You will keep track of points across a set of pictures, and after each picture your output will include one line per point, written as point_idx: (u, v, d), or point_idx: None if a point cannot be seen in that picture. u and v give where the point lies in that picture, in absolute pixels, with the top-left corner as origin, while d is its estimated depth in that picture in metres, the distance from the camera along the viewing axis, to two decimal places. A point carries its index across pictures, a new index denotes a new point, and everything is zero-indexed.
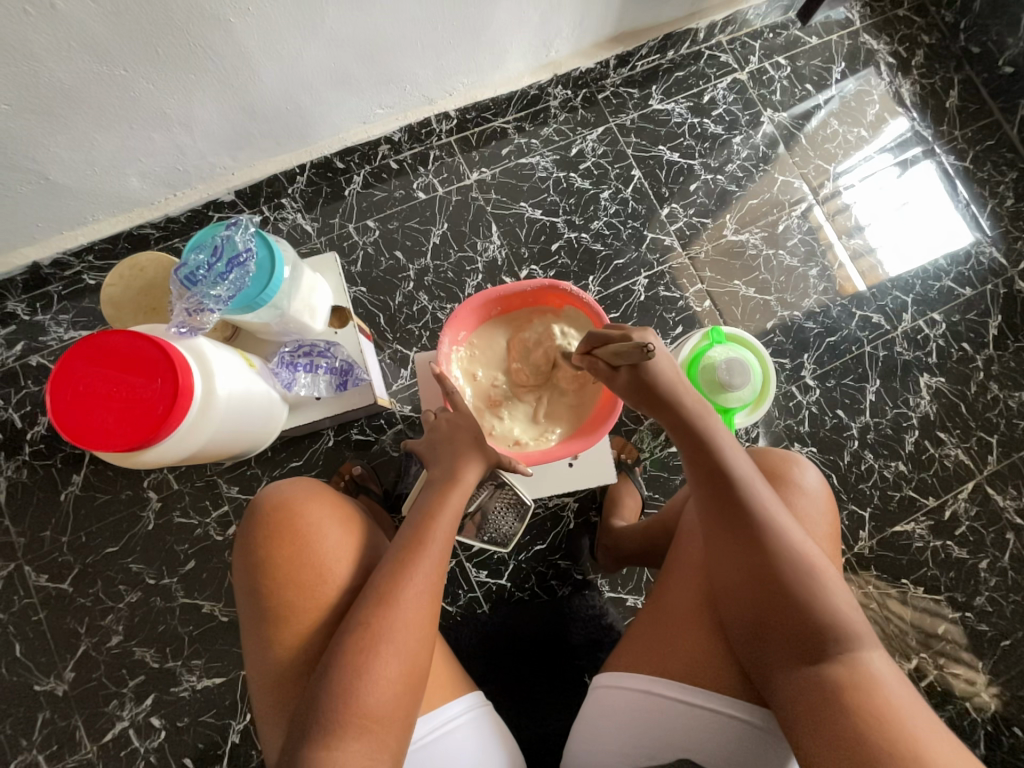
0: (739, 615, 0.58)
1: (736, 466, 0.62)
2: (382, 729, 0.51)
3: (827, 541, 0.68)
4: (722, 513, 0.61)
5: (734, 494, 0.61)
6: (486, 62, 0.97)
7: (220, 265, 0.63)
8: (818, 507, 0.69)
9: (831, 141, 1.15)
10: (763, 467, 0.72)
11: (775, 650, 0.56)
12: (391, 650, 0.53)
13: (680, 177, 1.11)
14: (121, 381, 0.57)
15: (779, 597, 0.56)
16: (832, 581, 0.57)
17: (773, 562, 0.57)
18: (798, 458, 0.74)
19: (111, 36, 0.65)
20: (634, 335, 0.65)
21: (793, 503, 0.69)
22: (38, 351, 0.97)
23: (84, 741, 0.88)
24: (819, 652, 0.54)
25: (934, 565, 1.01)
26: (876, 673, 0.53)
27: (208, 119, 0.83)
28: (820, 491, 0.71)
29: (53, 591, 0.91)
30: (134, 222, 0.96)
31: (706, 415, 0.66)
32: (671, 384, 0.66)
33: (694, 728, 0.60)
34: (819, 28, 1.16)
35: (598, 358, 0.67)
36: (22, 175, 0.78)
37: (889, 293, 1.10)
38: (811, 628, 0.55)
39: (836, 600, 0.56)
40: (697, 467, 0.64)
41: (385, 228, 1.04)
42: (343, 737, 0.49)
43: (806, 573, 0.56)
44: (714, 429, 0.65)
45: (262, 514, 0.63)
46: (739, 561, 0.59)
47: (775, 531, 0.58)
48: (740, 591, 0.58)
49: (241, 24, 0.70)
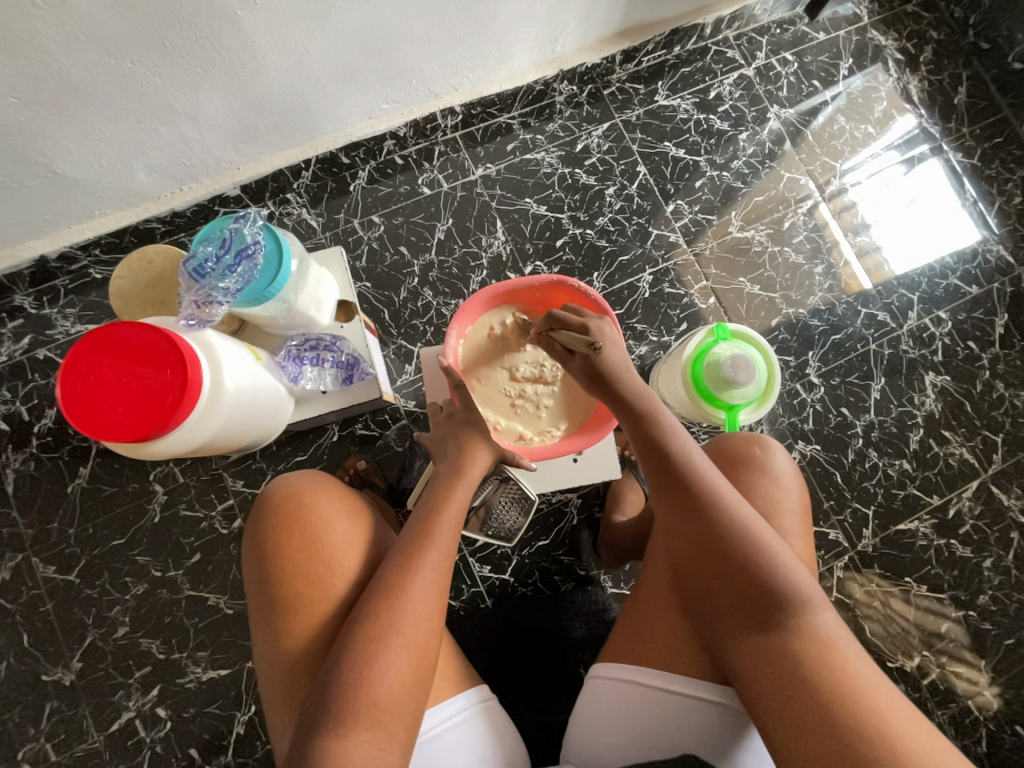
0: (702, 602, 0.59)
1: (688, 452, 0.62)
2: (391, 721, 0.51)
3: (798, 522, 0.68)
4: (673, 503, 0.61)
5: (686, 482, 0.61)
6: (491, 58, 0.97)
7: (229, 258, 0.64)
8: (783, 489, 0.69)
9: (838, 138, 1.15)
10: (727, 452, 0.72)
11: (747, 645, 0.55)
12: (399, 642, 0.53)
13: (686, 173, 1.11)
14: (132, 373, 0.58)
15: (741, 583, 0.56)
16: (795, 563, 0.57)
17: (731, 552, 0.57)
18: (765, 440, 0.74)
19: (118, 28, 0.65)
20: (592, 325, 0.66)
21: (758, 486, 0.69)
22: (46, 345, 0.97)
23: (91, 731, 0.89)
24: (789, 640, 0.53)
25: (938, 564, 1.00)
26: (845, 653, 0.53)
27: (216, 114, 0.83)
28: (789, 473, 0.71)
29: (60, 582, 0.92)
30: (140, 216, 0.96)
31: (655, 404, 0.65)
32: (620, 370, 0.65)
33: (684, 717, 0.61)
34: (826, 24, 1.16)
35: (554, 340, 0.68)
36: (30, 168, 0.78)
37: (895, 290, 1.09)
38: (775, 611, 0.54)
39: (797, 580, 0.55)
40: (648, 458, 0.63)
41: (390, 223, 1.04)
42: (352, 729, 0.50)
43: (766, 550, 0.56)
44: (662, 415, 0.64)
45: (271, 507, 0.63)
46: (696, 546, 0.59)
47: (725, 518, 0.58)
48: (704, 578, 0.58)
49: (248, 17, 0.70)
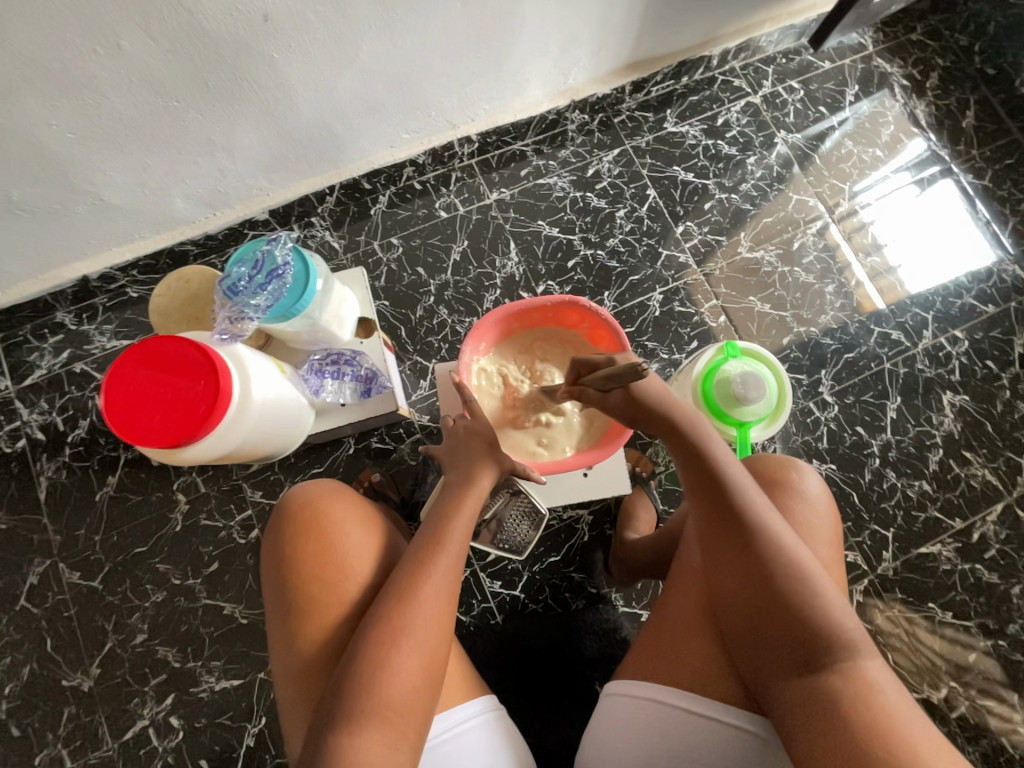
0: (738, 625, 0.58)
1: (734, 480, 0.62)
2: (403, 721, 0.52)
3: (831, 548, 0.67)
4: (715, 526, 0.61)
5: (728, 503, 0.60)
6: (507, 89, 1.02)
7: (260, 278, 0.68)
8: (817, 514, 0.68)
9: (846, 161, 1.17)
10: (761, 474, 0.71)
11: (775, 660, 0.55)
12: (409, 643, 0.54)
13: (695, 196, 1.14)
14: (168, 383, 0.61)
15: (782, 610, 0.55)
16: (835, 591, 0.56)
17: (771, 581, 0.56)
18: (801, 465, 0.73)
19: (167, 71, 0.71)
20: (620, 358, 0.65)
21: (794, 510, 0.68)
22: (82, 359, 1.03)
23: (105, 738, 0.90)
24: (825, 667, 0.52)
25: (964, 590, 0.97)
26: (879, 682, 0.51)
27: (249, 144, 0.89)
28: (821, 498, 0.70)
29: (84, 588, 0.95)
30: (176, 239, 1.02)
31: (702, 429, 0.65)
32: (662, 400, 0.66)
33: (706, 738, 0.59)
34: (831, 53, 1.19)
35: (584, 387, 0.67)
36: (79, 196, 0.85)
37: (909, 310, 1.09)
38: (818, 641, 0.53)
39: (828, 604, 0.55)
40: (690, 480, 0.64)
41: (408, 245, 1.09)
42: (364, 727, 0.50)
43: (808, 581, 0.55)
44: (709, 440, 0.64)
45: (289, 512, 0.66)
46: (735, 567, 0.58)
47: (770, 547, 0.57)
48: (743, 604, 0.57)
49: (283, 58, 0.76)
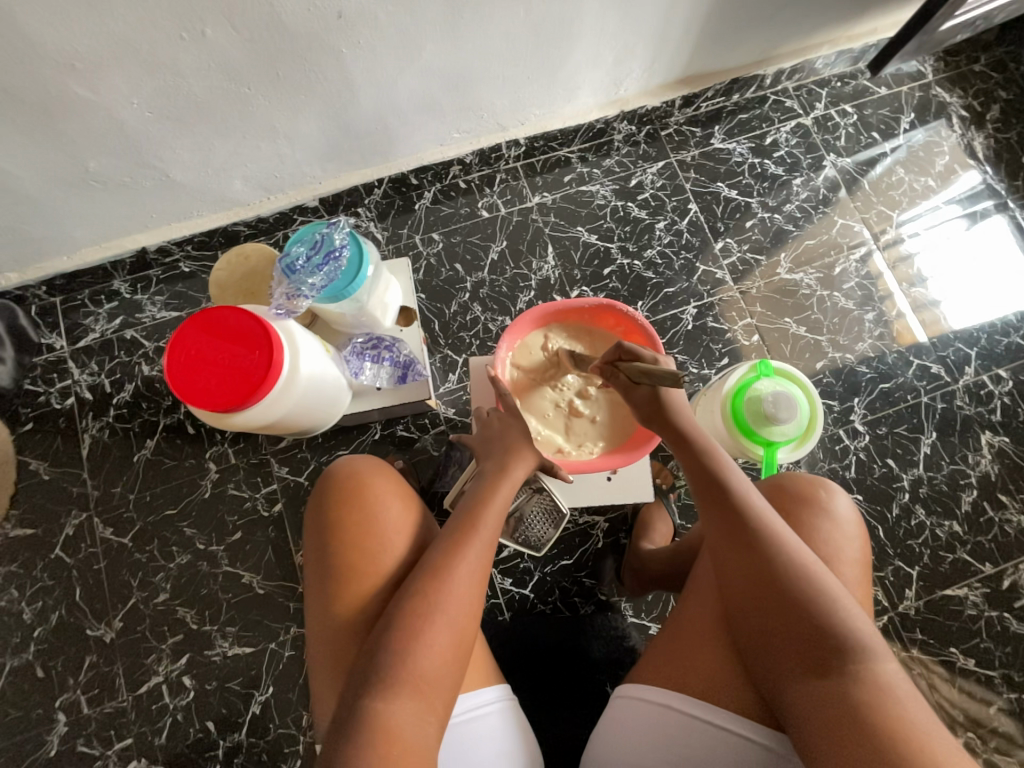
0: (754, 636, 0.57)
1: (744, 491, 0.62)
2: (433, 693, 0.53)
3: (859, 571, 0.65)
4: (727, 535, 0.60)
5: (740, 513, 0.61)
6: (559, 96, 1.04)
7: (318, 258, 0.71)
8: (850, 537, 0.67)
9: (896, 188, 1.15)
10: (791, 491, 0.71)
11: (790, 672, 0.54)
12: (442, 617, 0.55)
13: (737, 213, 1.13)
14: (226, 350, 0.64)
15: (798, 620, 0.54)
16: (854, 606, 0.55)
17: (785, 590, 0.55)
18: (830, 484, 0.71)
19: (243, 58, 0.75)
20: (662, 360, 0.67)
21: (821, 529, 0.67)
22: (133, 326, 1.08)
23: (121, 690, 0.94)
24: (845, 680, 0.51)
25: (989, 638, 0.94)
26: (901, 700, 0.50)
27: (308, 133, 0.93)
28: (851, 520, 0.68)
29: (115, 543, 1.00)
30: (230, 219, 1.07)
31: (709, 445, 0.67)
32: (680, 411, 0.68)
33: (719, 750, 0.58)
34: (888, 79, 1.18)
35: (619, 369, 0.69)
36: (149, 171, 0.90)
37: (951, 344, 1.06)
38: (838, 654, 0.52)
39: (861, 623, 0.54)
40: (699, 491, 0.65)
41: (448, 241, 1.12)
42: (397, 694, 0.52)
43: (828, 593, 0.55)
44: (716, 453, 0.66)
45: (334, 482, 0.68)
46: (748, 577, 0.58)
47: (785, 557, 0.57)
48: (757, 613, 0.57)
49: (350, 54, 0.80)
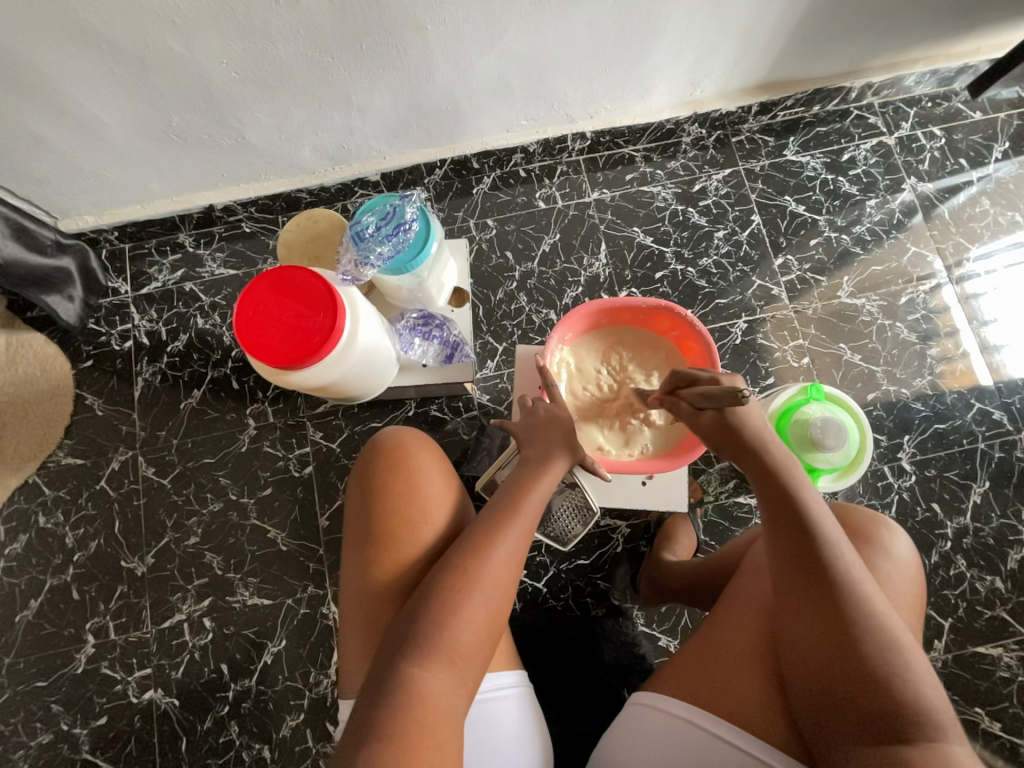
0: (800, 663, 0.55)
1: (822, 524, 0.57)
2: (466, 667, 0.54)
3: (910, 614, 0.63)
4: (793, 564, 0.56)
5: (814, 545, 0.56)
6: (633, 91, 1.01)
7: (388, 229, 0.72)
8: (902, 577, 0.64)
9: (978, 220, 1.08)
10: (846, 524, 0.68)
11: (836, 706, 0.52)
12: (481, 597, 0.56)
13: (802, 230, 1.09)
14: (293, 309, 0.66)
15: (856, 660, 0.52)
16: (915, 653, 0.52)
17: (847, 628, 0.53)
18: (889, 523, 0.68)
19: (330, 27, 0.76)
20: (725, 379, 0.62)
21: (878, 568, 0.64)
22: (193, 279, 1.12)
23: (146, 621, 0.99)
24: (894, 725, 0.50)
25: (1019, 704, 0.89)
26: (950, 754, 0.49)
27: (382, 107, 0.94)
28: (909, 562, 0.66)
29: (155, 483, 1.04)
30: (294, 185, 1.10)
31: (791, 469, 0.58)
32: (759, 432, 0.61)
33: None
34: (985, 104, 1.11)
35: (680, 399, 0.66)
36: (227, 131, 0.93)
37: (1018, 391, 1.00)
38: (892, 698, 0.50)
39: (917, 671, 0.51)
40: (769, 514, 0.59)
41: (501, 229, 1.11)
42: (432, 664, 0.53)
43: (891, 637, 0.52)
44: (801, 483, 0.58)
45: (380, 448, 0.69)
46: (808, 607, 0.55)
47: (854, 596, 0.53)
48: (811, 644, 0.54)
49: (434, 31, 0.80)
